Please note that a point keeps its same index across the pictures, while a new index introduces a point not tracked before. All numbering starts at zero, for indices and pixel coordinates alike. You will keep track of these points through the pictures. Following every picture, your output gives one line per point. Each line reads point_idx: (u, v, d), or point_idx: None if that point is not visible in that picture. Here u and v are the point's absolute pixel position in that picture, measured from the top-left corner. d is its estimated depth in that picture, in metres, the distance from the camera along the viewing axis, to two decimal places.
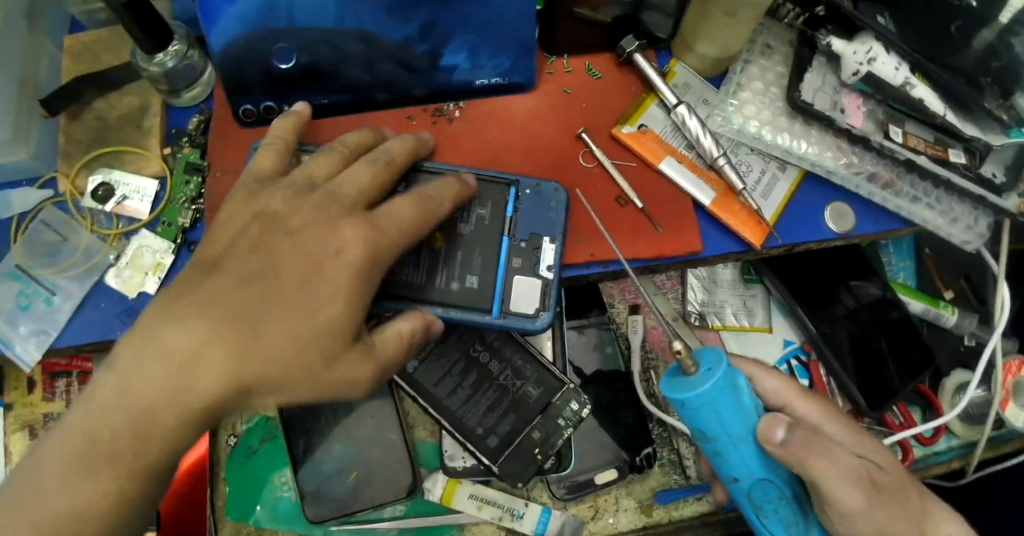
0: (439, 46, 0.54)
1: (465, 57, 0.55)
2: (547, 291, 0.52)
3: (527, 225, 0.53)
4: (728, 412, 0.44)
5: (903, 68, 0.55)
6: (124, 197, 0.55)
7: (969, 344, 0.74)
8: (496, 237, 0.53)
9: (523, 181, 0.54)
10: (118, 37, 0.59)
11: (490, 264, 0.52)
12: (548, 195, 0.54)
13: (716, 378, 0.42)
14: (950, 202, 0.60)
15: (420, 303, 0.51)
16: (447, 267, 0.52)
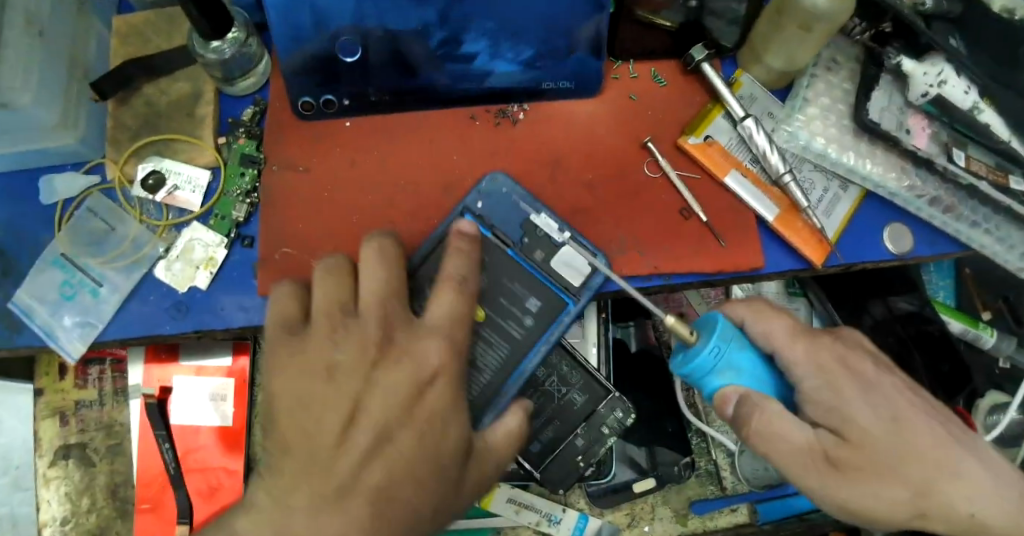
0: (461, 31, 0.50)
1: (487, 46, 0.51)
2: (594, 257, 0.50)
3: (513, 226, 0.50)
4: (734, 374, 0.45)
5: (972, 92, 0.55)
6: (175, 187, 0.53)
7: (1004, 367, 0.75)
8: (516, 256, 0.50)
9: (467, 200, 0.51)
10: (168, 19, 0.57)
11: (534, 280, 0.49)
12: (502, 191, 0.51)
13: (715, 339, 0.44)
14: (1008, 229, 0.59)
15: (514, 376, 0.48)
16: (507, 319, 0.49)
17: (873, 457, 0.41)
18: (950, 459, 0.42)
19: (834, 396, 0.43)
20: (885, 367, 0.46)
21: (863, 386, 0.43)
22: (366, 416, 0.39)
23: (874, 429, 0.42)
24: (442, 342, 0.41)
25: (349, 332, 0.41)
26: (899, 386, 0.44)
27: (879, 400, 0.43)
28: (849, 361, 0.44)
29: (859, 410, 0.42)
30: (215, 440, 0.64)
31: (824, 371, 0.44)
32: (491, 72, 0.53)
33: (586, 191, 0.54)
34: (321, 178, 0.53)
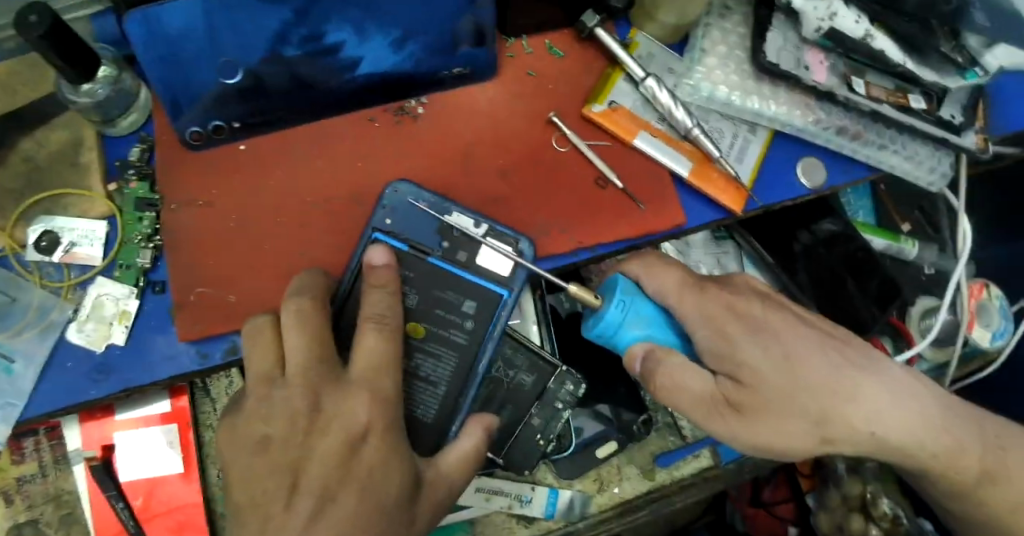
0: (321, 25, 0.46)
1: (353, 32, 0.47)
2: (516, 243, 0.50)
3: (426, 233, 0.50)
4: (641, 325, 0.51)
5: (863, 21, 0.56)
6: (72, 244, 0.51)
7: (931, 272, 0.78)
8: (437, 263, 0.49)
9: (375, 220, 0.49)
10: (29, 64, 0.53)
11: (462, 282, 0.49)
12: (406, 200, 0.49)
13: (617, 297, 0.50)
14: (914, 146, 0.62)
15: (471, 381, 0.49)
16: (448, 328, 0.49)
17: (767, 395, 0.47)
18: (847, 384, 0.48)
19: (726, 343, 0.48)
20: (775, 305, 0.50)
21: (753, 330, 0.48)
22: (307, 478, 0.41)
23: (765, 369, 0.47)
24: (368, 396, 0.43)
25: (278, 403, 0.42)
26: (788, 321, 0.49)
27: (768, 341, 0.48)
28: (739, 307, 0.49)
29: (746, 353, 0.47)
30: (168, 489, 0.62)
31: (712, 320, 0.49)
32: (361, 59, 0.49)
33: (500, 178, 0.53)
34: (225, 210, 0.51)
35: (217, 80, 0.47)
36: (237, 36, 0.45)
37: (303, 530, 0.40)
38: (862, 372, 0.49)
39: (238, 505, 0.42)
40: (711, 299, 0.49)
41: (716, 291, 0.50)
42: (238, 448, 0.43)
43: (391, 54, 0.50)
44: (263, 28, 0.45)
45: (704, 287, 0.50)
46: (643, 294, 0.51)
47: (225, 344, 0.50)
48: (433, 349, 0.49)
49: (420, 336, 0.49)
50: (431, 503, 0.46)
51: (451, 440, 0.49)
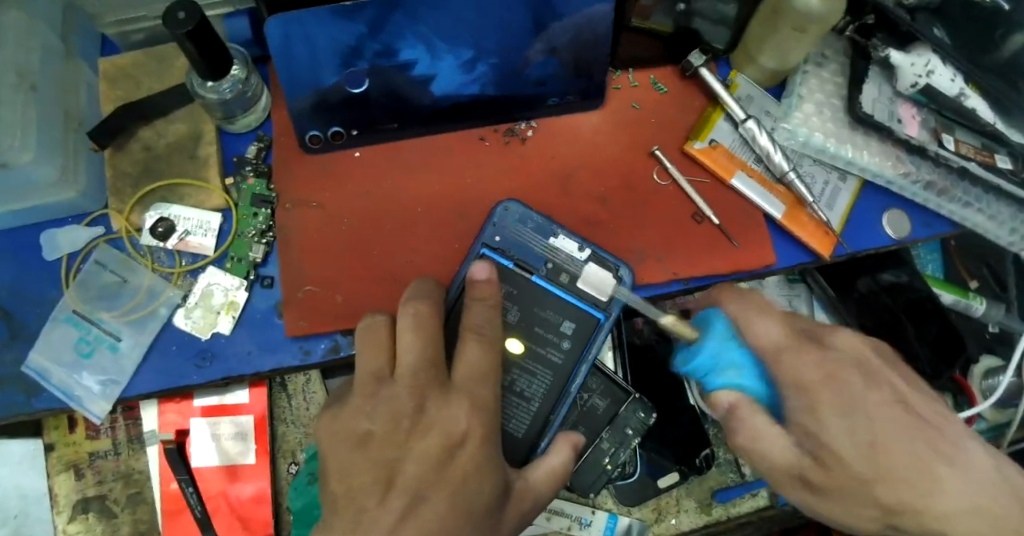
0: (393, 41, 0.47)
1: (424, 51, 0.48)
2: (616, 269, 0.51)
3: (531, 254, 0.51)
4: (736, 373, 0.48)
5: (958, 80, 0.57)
6: (186, 232, 0.53)
7: (995, 331, 0.78)
8: (539, 284, 0.51)
9: (484, 235, 0.51)
10: (158, 57, 0.56)
11: (561, 303, 0.51)
12: (516, 219, 0.51)
13: (711, 338, 0.49)
14: (997, 205, 0.62)
15: (563, 401, 0.51)
16: (546, 347, 0.51)
17: (844, 481, 0.42)
18: (927, 479, 0.42)
19: (813, 418, 0.43)
20: (875, 381, 0.44)
21: (845, 407, 0.43)
22: (403, 477, 0.42)
23: (849, 456, 0.42)
24: (468, 403, 0.45)
25: (386, 400, 0.44)
26: (885, 401, 0.43)
27: (860, 424, 0.42)
28: (836, 375, 0.44)
29: (833, 435, 0.42)
30: (236, 480, 0.63)
31: (804, 389, 0.44)
32: (434, 76, 0.50)
33: (600, 204, 0.55)
34: (336, 212, 0.53)
35: (320, 82, 0.49)
36: (309, 46, 0.46)
37: (391, 529, 0.41)
38: (948, 466, 0.42)
39: (332, 495, 0.43)
40: (811, 363, 0.44)
41: (814, 355, 0.45)
42: (340, 440, 0.44)
43: (460, 75, 0.51)
44: (337, 42, 0.46)
45: (802, 349, 0.45)
46: (741, 340, 0.49)
47: (327, 342, 0.51)
48: (530, 365, 0.51)
49: (519, 354, 0.51)
50: (518, 510, 0.47)
51: (541, 456, 0.50)
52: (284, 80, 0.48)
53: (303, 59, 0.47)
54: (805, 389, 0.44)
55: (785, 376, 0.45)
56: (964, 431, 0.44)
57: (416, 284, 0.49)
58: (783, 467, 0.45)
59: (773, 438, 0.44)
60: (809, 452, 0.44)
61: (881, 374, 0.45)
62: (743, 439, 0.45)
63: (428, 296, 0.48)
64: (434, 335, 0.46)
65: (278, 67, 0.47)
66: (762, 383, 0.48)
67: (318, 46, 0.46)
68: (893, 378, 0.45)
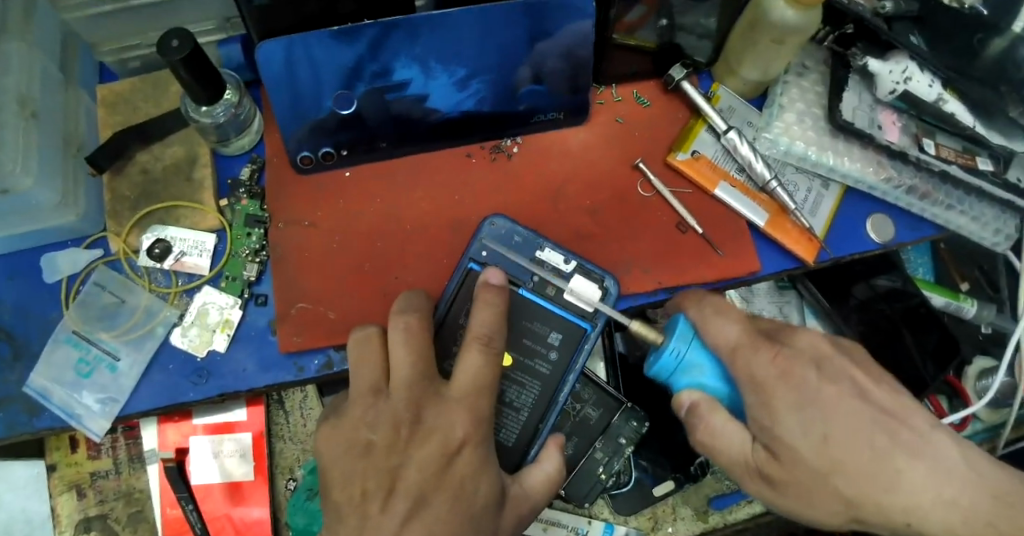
0: (391, 62, 0.49)
1: (418, 71, 0.50)
2: (602, 280, 0.52)
3: (516, 267, 0.52)
4: (700, 373, 0.49)
5: (936, 85, 0.58)
6: (182, 253, 0.54)
7: (988, 331, 0.78)
8: (523, 295, 0.52)
9: (472, 251, 0.52)
10: (154, 83, 0.57)
11: (549, 314, 0.52)
12: (502, 234, 0.53)
13: (674, 340, 0.49)
14: (980, 207, 0.63)
15: (552, 410, 0.52)
16: (533, 358, 0.52)
17: (801, 474, 0.44)
18: (887, 471, 0.43)
19: (768, 415, 0.45)
20: (832, 374, 0.45)
21: (799, 401, 0.44)
22: (404, 483, 0.44)
23: (803, 450, 0.44)
24: (468, 414, 0.45)
25: (381, 412, 0.45)
26: (842, 394, 0.44)
27: (813, 417, 0.44)
28: (792, 371, 0.45)
29: (785, 429, 0.44)
30: (234, 498, 0.64)
31: (761, 387, 0.45)
32: (428, 95, 0.52)
33: (588, 217, 0.56)
34: (329, 230, 0.54)
35: (323, 105, 0.51)
36: (311, 69, 0.49)
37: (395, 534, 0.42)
38: (908, 458, 0.44)
39: (336, 503, 0.45)
40: (766, 361, 0.45)
41: (770, 351, 0.45)
42: (339, 449, 0.45)
43: (454, 93, 0.53)
44: (338, 64, 0.49)
45: (759, 347, 0.46)
46: (703, 339, 0.49)
47: (320, 358, 0.52)
48: (520, 377, 0.52)
49: (508, 365, 0.52)
50: (515, 515, 0.48)
51: (532, 463, 0.51)
52: (286, 103, 0.50)
53: (305, 81, 0.50)
54: (761, 388, 0.45)
55: (742, 375, 0.46)
56: (927, 421, 0.45)
57: (406, 296, 0.49)
58: (741, 459, 0.48)
59: (727, 433, 0.47)
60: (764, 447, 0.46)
61: (840, 366, 0.46)
62: (702, 435, 0.47)
63: (418, 308, 0.48)
64: (424, 346, 0.46)
65: (283, 92, 0.50)
66: (725, 378, 0.49)
67: (317, 68, 0.49)
68: (852, 370, 0.46)
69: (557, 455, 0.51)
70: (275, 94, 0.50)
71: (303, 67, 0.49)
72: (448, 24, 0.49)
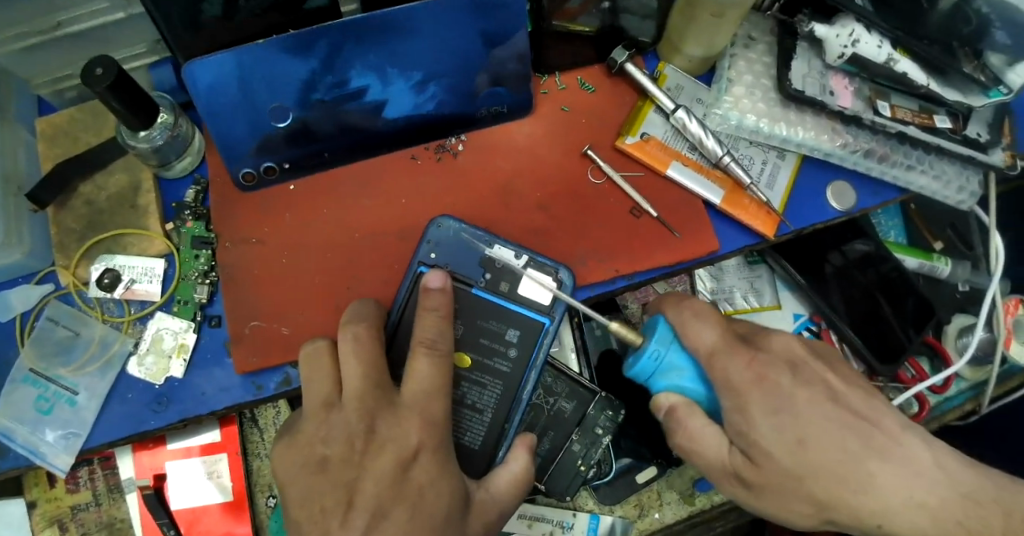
0: (346, 72, 0.49)
1: (375, 77, 0.50)
2: (556, 273, 0.52)
3: (468, 267, 0.52)
4: (677, 376, 0.49)
5: (885, 46, 0.56)
6: (133, 281, 0.54)
7: (965, 290, 0.78)
8: (476, 295, 0.52)
9: (422, 255, 0.52)
10: (92, 112, 0.57)
11: (504, 313, 0.52)
12: (450, 235, 0.52)
13: (652, 342, 0.50)
14: (941, 166, 0.62)
15: (516, 408, 0.51)
16: (492, 358, 0.51)
17: (774, 477, 0.45)
18: (858, 474, 0.43)
19: (743, 420, 0.45)
20: (806, 378, 0.46)
21: (772, 406, 0.45)
22: (362, 497, 0.43)
23: (777, 453, 0.44)
24: (419, 420, 0.45)
25: (336, 426, 0.45)
26: (815, 399, 0.45)
27: (787, 422, 0.44)
28: (765, 376, 0.45)
29: (761, 433, 0.44)
30: (218, 520, 0.64)
31: (736, 392, 0.46)
32: (387, 102, 0.52)
33: (539, 211, 0.55)
34: (276, 246, 0.53)
35: (265, 122, 0.50)
36: (267, 86, 0.49)
37: None
38: (878, 460, 0.44)
39: (297, 521, 0.44)
40: (741, 365, 0.46)
41: (746, 356, 0.46)
42: (297, 467, 0.45)
43: (413, 96, 0.52)
44: (293, 79, 0.49)
45: (734, 350, 0.47)
46: (682, 342, 0.49)
47: (278, 376, 0.52)
48: (483, 379, 0.51)
49: (467, 367, 0.51)
50: (482, 520, 0.47)
51: (499, 465, 0.50)
52: (244, 123, 0.50)
53: (263, 99, 0.49)
54: (736, 392, 0.46)
55: (717, 379, 0.47)
56: (898, 424, 0.45)
57: (354, 306, 0.49)
58: (719, 464, 0.48)
59: (706, 436, 0.47)
60: (741, 451, 0.46)
61: (815, 371, 0.46)
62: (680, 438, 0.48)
63: (367, 318, 0.48)
64: (372, 360, 0.46)
65: (238, 111, 0.49)
66: (702, 380, 0.49)
67: (269, 82, 0.48)
68: (827, 374, 0.47)
69: (524, 456, 0.50)
70: (214, 115, 0.49)
71: (253, 85, 0.48)
72: (409, 31, 0.49)
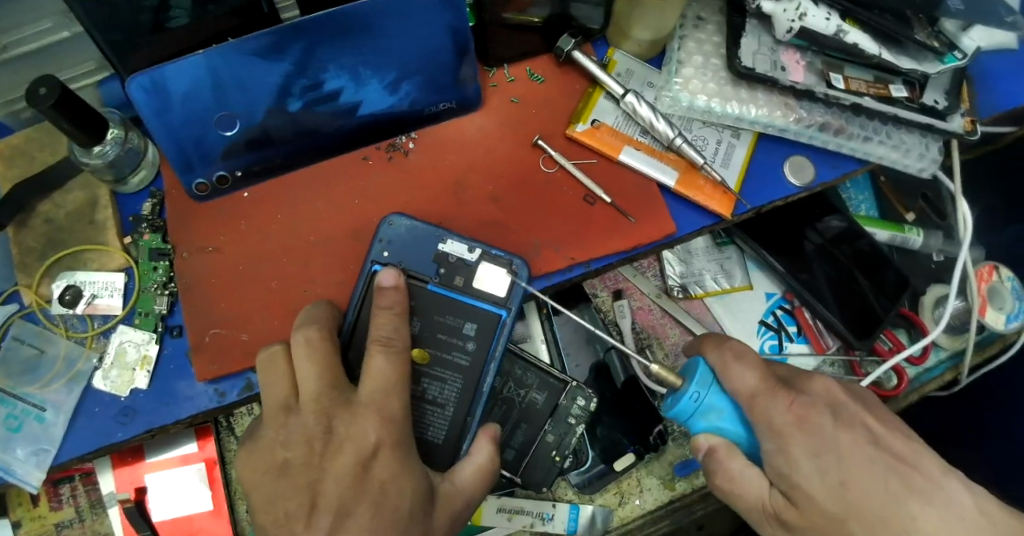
0: (320, 74, 0.51)
1: (349, 78, 0.52)
2: (510, 263, 0.52)
3: (422, 263, 0.52)
4: (717, 417, 0.49)
5: (834, 17, 0.55)
6: (94, 296, 0.54)
7: (939, 260, 0.77)
8: (431, 292, 0.52)
9: (374, 255, 0.52)
10: (48, 132, 0.57)
11: (461, 307, 0.52)
12: (401, 233, 0.52)
13: (694, 385, 0.49)
14: (900, 135, 0.61)
15: (477, 401, 0.51)
16: (451, 352, 0.52)
17: (816, 519, 0.45)
18: (902, 518, 0.43)
19: (786, 461, 0.46)
20: (847, 419, 0.47)
21: (815, 448, 0.45)
22: (324, 497, 0.43)
23: (819, 494, 0.44)
24: (377, 417, 0.45)
25: (296, 428, 0.45)
26: (857, 441, 0.46)
27: (830, 464, 0.45)
28: (807, 417, 0.46)
29: (802, 475, 0.45)
30: (202, 528, 0.65)
31: (778, 433, 0.46)
32: (360, 102, 0.54)
33: (491, 204, 0.55)
34: (232, 254, 0.54)
35: (216, 132, 0.51)
36: (242, 92, 0.50)
37: None
38: (921, 502, 0.44)
39: (263, 526, 0.45)
40: (783, 407, 0.47)
41: (787, 399, 0.47)
42: (259, 472, 0.45)
43: (386, 96, 0.54)
44: (268, 83, 0.50)
45: (776, 393, 0.47)
46: (723, 384, 0.49)
47: (241, 382, 0.52)
48: (444, 373, 0.51)
49: (425, 363, 0.51)
50: (448, 514, 0.48)
51: (463, 457, 0.50)
52: (216, 132, 0.52)
53: (235, 104, 0.51)
54: (778, 433, 0.46)
55: (758, 421, 0.47)
56: (938, 467, 0.46)
57: (309, 309, 0.49)
58: (757, 503, 0.48)
59: (746, 477, 0.48)
60: (781, 491, 0.47)
61: (854, 413, 0.48)
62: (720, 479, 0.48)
63: (318, 320, 0.48)
64: (327, 359, 0.46)
65: (217, 117, 0.51)
66: (741, 420, 0.50)
67: (244, 84, 0.50)
68: (865, 416, 0.48)
69: (490, 448, 0.51)
70: (161, 128, 0.50)
71: (230, 88, 0.50)
72: (384, 30, 0.50)
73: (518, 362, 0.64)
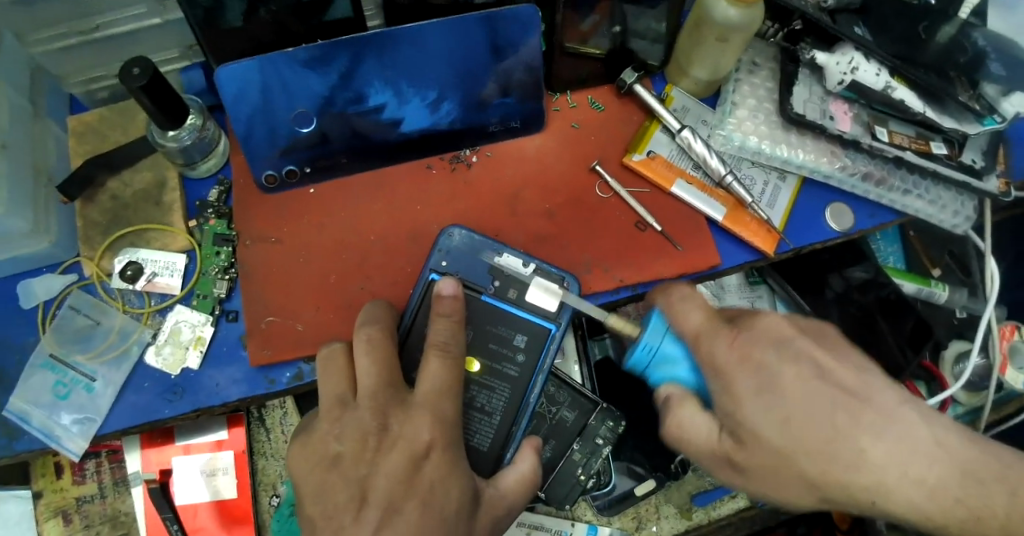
0: (364, 88, 0.53)
1: (392, 94, 0.53)
2: (563, 280, 0.54)
3: (475, 274, 0.54)
4: (673, 367, 0.51)
5: (883, 73, 0.57)
6: (154, 274, 0.56)
7: (961, 316, 0.80)
8: (484, 302, 0.54)
9: (433, 261, 0.54)
10: (121, 112, 0.59)
11: (513, 319, 0.54)
12: (460, 243, 0.54)
13: (646, 336, 0.51)
14: (937, 191, 0.64)
15: (523, 411, 0.53)
16: (501, 362, 0.53)
17: (764, 458, 0.44)
18: (849, 450, 0.41)
19: (731, 400, 0.45)
20: (793, 354, 0.44)
21: (758, 385, 0.44)
22: (374, 493, 0.44)
23: (766, 433, 0.43)
24: (430, 417, 0.46)
25: (350, 424, 0.46)
26: (801, 376, 0.43)
27: (774, 402, 0.43)
28: (748, 354, 0.45)
29: (747, 414, 0.44)
30: (223, 513, 0.65)
31: (721, 372, 0.46)
32: (402, 119, 0.55)
33: (544, 220, 0.57)
34: (293, 246, 0.55)
35: (290, 127, 0.53)
36: (286, 95, 0.52)
37: None
38: (870, 438, 0.41)
39: (310, 518, 0.45)
40: (724, 345, 0.46)
41: (729, 336, 0.46)
42: (310, 465, 0.46)
43: (427, 114, 0.55)
44: (313, 93, 0.52)
45: (718, 330, 0.47)
46: (676, 334, 0.50)
47: (291, 371, 0.53)
48: (493, 381, 0.53)
49: (475, 373, 0.53)
50: (493, 518, 0.48)
51: (508, 465, 0.51)
52: (260, 132, 0.53)
53: (284, 109, 0.52)
54: (722, 372, 0.46)
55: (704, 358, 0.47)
56: (895, 398, 0.43)
57: (368, 309, 0.51)
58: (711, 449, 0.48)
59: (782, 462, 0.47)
60: (729, 434, 0.46)
61: (801, 348, 0.45)
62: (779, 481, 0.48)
63: (378, 321, 0.50)
64: (386, 356, 0.48)
65: (257, 119, 0.52)
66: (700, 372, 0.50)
67: (287, 84, 0.51)
68: (814, 350, 0.45)
69: (533, 457, 0.52)
70: (237, 121, 0.52)
71: (274, 93, 0.51)
72: (419, 44, 0.51)
73: (553, 381, 0.65)
